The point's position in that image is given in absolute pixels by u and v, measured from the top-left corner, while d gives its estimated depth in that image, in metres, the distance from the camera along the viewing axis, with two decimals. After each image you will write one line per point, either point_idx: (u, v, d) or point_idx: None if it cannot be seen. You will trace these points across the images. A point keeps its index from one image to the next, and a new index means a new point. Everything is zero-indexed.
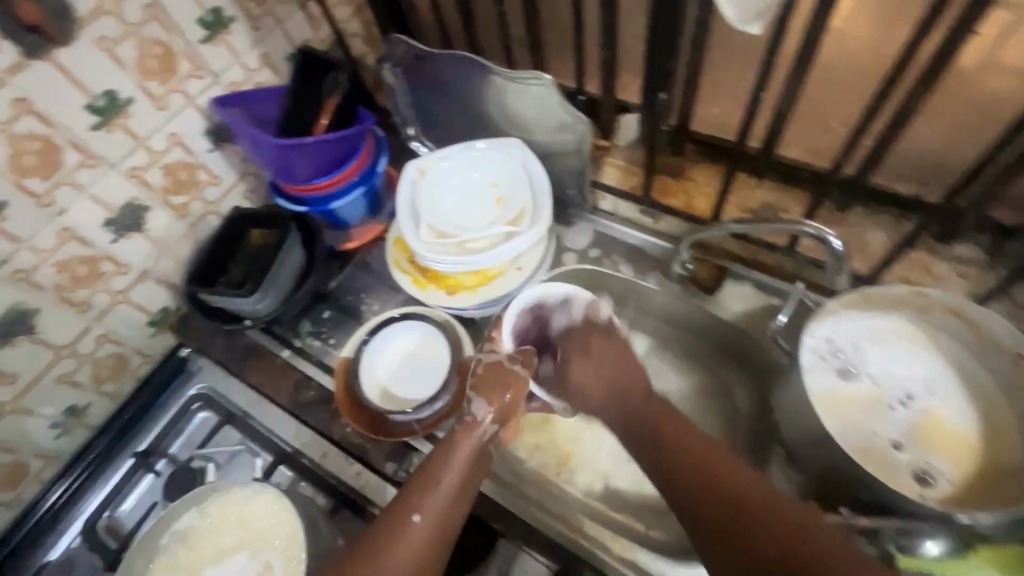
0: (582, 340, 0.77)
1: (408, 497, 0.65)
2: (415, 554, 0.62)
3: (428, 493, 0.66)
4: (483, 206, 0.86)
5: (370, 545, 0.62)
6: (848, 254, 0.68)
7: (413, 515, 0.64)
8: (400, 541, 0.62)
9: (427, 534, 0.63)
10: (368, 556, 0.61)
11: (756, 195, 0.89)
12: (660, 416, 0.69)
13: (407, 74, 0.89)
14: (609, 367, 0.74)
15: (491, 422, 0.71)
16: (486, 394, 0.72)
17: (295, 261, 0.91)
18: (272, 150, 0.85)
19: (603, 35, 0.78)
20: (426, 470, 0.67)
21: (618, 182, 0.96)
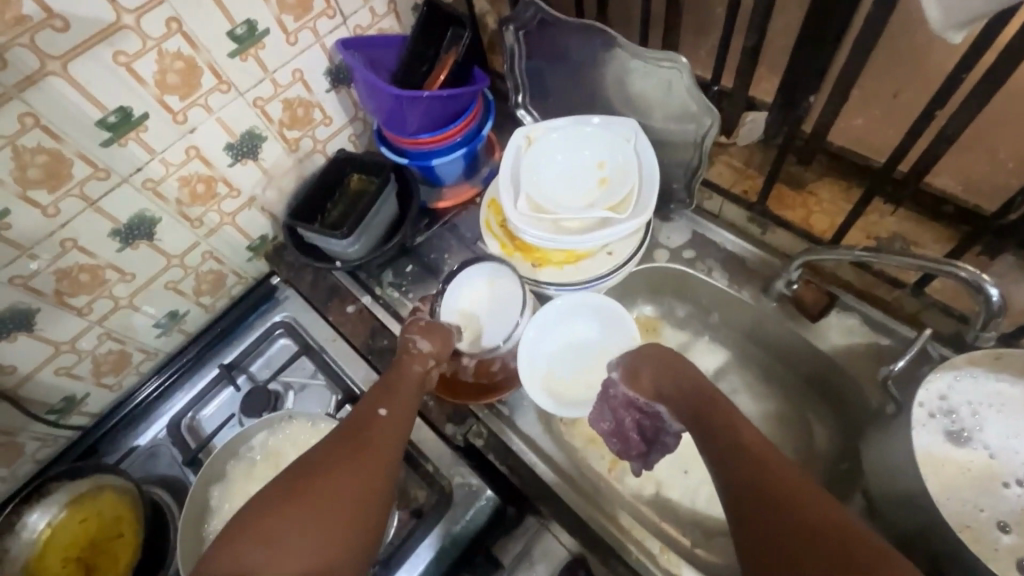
0: (635, 356, 0.76)
1: (376, 398, 0.71)
2: (383, 440, 0.67)
3: (396, 393, 0.72)
4: (585, 186, 0.84)
5: (346, 432, 0.67)
6: (1004, 307, 0.59)
7: (380, 409, 0.69)
8: (371, 431, 0.67)
9: (392, 426, 0.68)
10: (343, 439, 0.67)
11: (881, 225, 0.78)
12: (713, 412, 0.66)
13: (529, 39, 0.87)
14: (662, 379, 0.73)
15: (430, 358, 0.76)
16: (429, 337, 0.78)
17: (389, 211, 0.94)
18: (386, 98, 0.84)
19: (753, 21, 0.71)
20: (391, 375, 0.74)
21: (729, 182, 0.89)
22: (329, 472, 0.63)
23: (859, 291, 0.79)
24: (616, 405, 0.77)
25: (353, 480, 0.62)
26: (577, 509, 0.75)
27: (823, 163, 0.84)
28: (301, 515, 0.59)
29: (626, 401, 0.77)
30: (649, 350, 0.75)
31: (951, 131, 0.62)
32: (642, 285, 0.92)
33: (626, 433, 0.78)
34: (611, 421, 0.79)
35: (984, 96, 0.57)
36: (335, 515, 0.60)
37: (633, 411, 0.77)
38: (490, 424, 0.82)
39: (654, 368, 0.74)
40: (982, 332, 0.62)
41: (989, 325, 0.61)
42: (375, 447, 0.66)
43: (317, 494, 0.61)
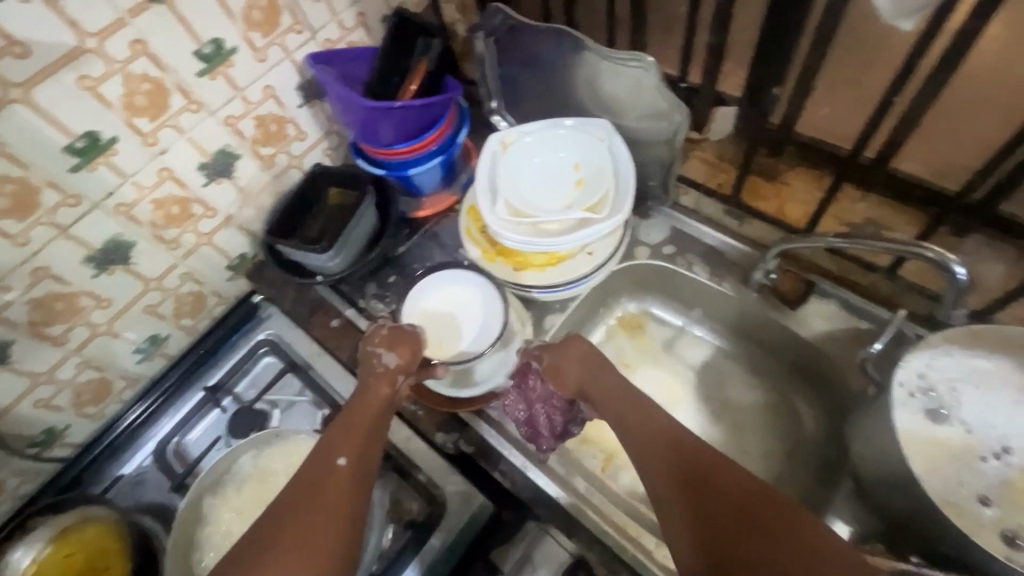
0: (555, 352, 0.74)
1: (333, 444, 0.66)
2: (344, 495, 0.62)
3: (353, 436, 0.67)
4: (561, 188, 0.84)
5: (304, 487, 0.62)
6: (970, 285, 0.60)
7: (339, 458, 0.65)
8: (328, 485, 0.62)
9: (353, 478, 0.64)
10: (301, 497, 0.62)
11: (855, 209, 0.79)
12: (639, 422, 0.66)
13: (500, 45, 0.87)
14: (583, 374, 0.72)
15: (398, 372, 0.74)
16: (398, 348, 0.75)
17: (369, 223, 0.94)
18: (359, 111, 0.85)
19: (718, 18, 0.72)
20: (347, 417, 0.69)
21: (704, 177, 0.90)
22: (288, 543, 0.58)
23: (838, 278, 0.80)
24: (534, 397, 0.79)
25: (315, 547, 0.58)
26: (572, 512, 0.75)
27: (794, 153, 0.85)
28: None
29: (542, 394, 0.79)
30: (568, 343, 0.74)
31: (913, 116, 0.63)
32: (624, 284, 0.93)
33: (539, 425, 0.79)
34: (526, 411, 0.79)
35: (940, 81, 0.59)
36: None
37: (549, 403, 0.79)
38: (480, 430, 0.80)
39: (573, 362, 0.73)
40: (953, 310, 0.64)
41: (958, 302, 0.63)
42: (336, 502, 0.61)
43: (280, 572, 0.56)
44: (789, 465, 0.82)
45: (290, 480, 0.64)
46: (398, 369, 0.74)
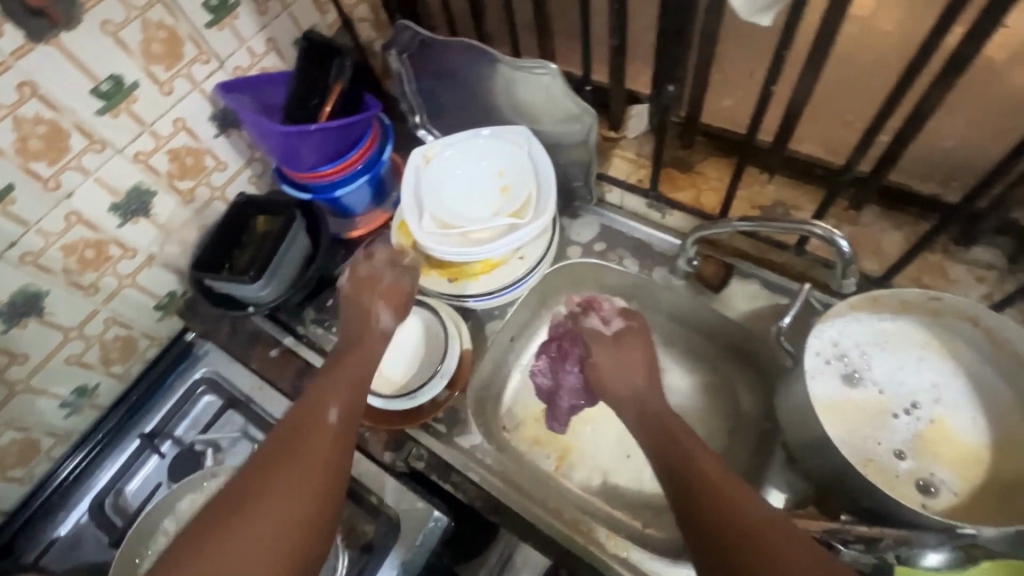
0: (609, 353, 0.77)
1: (324, 396, 0.69)
2: (332, 446, 0.65)
3: (345, 391, 0.70)
4: (488, 196, 0.85)
5: (295, 432, 0.65)
6: (855, 257, 0.66)
7: (331, 412, 0.67)
8: (316, 435, 0.65)
9: (341, 431, 0.67)
10: (292, 440, 0.64)
11: (765, 191, 0.84)
12: (677, 452, 0.63)
13: (413, 60, 0.89)
14: (621, 376, 0.74)
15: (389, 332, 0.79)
16: (392, 307, 0.80)
17: (300, 248, 0.92)
18: (276, 136, 0.84)
19: (614, 20, 0.75)
20: (339, 370, 0.73)
21: (625, 175, 0.92)
22: (272, 483, 0.60)
23: (756, 259, 0.84)
24: (563, 380, 0.87)
25: (299, 489, 0.60)
26: (525, 514, 0.76)
27: (706, 143, 0.89)
28: (250, 529, 0.57)
29: (570, 380, 0.86)
30: (623, 339, 0.78)
31: (798, 100, 0.67)
32: (560, 284, 0.94)
33: (557, 400, 0.88)
34: (550, 382, 0.89)
35: (814, 66, 0.63)
36: (278, 536, 0.57)
37: (574, 390, 0.87)
38: (429, 445, 0.80)
39: (612, 363, 0.76)
40: (844, 279, 0.68)
41: (847, 271, 0.67)
42: (323, 452, 0.64)
43: (261, 514, 0.58)
44: (730, 444, 0.85)
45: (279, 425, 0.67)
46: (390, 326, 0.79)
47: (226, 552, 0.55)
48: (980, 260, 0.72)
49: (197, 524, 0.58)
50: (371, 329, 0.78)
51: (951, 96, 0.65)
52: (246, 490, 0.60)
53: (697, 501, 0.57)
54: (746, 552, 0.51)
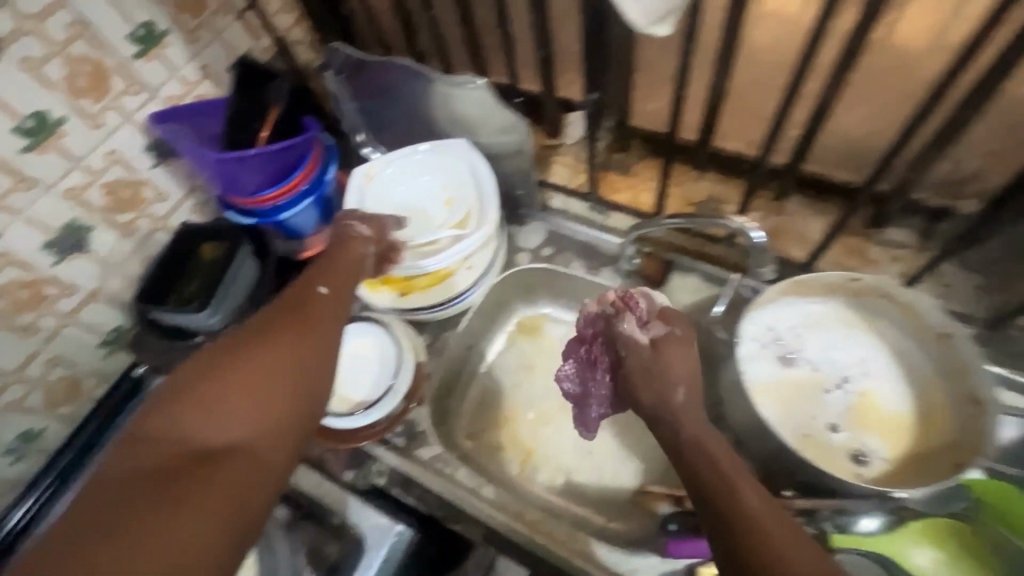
0: (643, 361, 0.63)
1: (311, 278, 0.68)
2: (327, 312, 0.64)
3: (332, 274, 0.70)
4: (431, 208, 0.87)
5: (285, 305, 0.64)
6: (766, 245, 0.71)
7: (320, 287, 0.67)
8: (311, 303, 0.64)
9: (334, 300, 0.66)
10: (283, 311, 0.63)
11: (698, 187, 0.87)
12: (721, 495, 0.49)
13: (349, 81, 0.90)
14: (659, 393, 0.60)
15: (370, 241, 0.78)
16: (366, 221, 0.79)
17: (249, 275, 0.92)
18: (214, 164, 0.85)
19: (538, 33, 0.78)
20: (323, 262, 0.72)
21: (566, 180, 0.96)
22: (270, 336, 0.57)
23: (695, 253, 0.87)
24: (591, 385, 0.73)
25: (301, 340, 0.58)
26: (486, 519, 0.77)
27: (641, 145, 0.93)
28: (251, 366, 0.53)
29: (602, 388, 0.72)
30: (666, 353, 0.63)
31: (713, 100, 0.71)
32: (512, 292, 0.94)
33: (586, 407, 0.75)
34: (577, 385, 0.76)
35: (723, 69, 0.67)
36: (284, 376, 0.54)
37: (604, 399, 0.72)
38: (389, 461, 0.81)
39: (641, 382, 0.62)
40: (760, 267, 0.75)
41: (762, 260, 0.73)
42: (320, 317, 0.63)
43: (260, 360, 0.54)
44: None
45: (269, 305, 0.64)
46: (372, 238, 0.78)
47: (230, 385, 0.51)
48: (894, 240, 0.77)
49: (189, 371, 0.53)
50: (351, 236, 0.76)
51: (844, 94, 0.68)
52: (241, 340, 0.57)
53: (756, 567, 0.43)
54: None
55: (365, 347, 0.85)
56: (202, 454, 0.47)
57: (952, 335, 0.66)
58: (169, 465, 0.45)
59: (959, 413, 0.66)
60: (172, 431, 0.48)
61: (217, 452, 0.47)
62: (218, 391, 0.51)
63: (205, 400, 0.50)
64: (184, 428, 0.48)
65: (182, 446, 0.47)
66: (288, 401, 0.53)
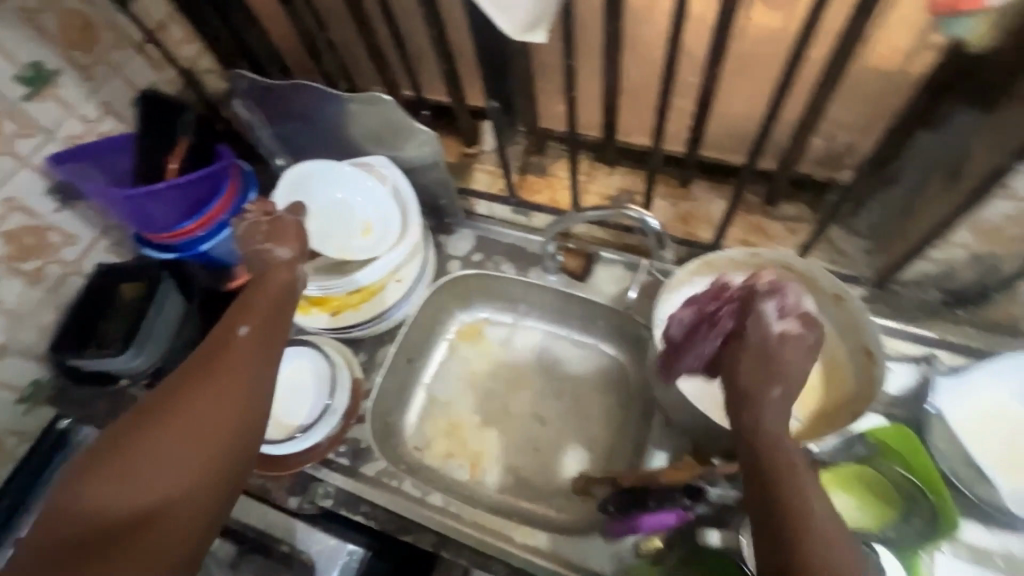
0: (775, 347, 0.52)
1: (231, 318, 0.62)
2: (247, 359, 0.59)
3: (255, 309, 0.63)
4: (349, 226, 0.87)
5: (203, 353, 0.59)
6: (664, 230, 0.75)
7: (239, 328, 0.61)
8: (228, 350, 0.59)
9: (255, 342, 0.60)
10: (200, 361, 0.58)
11: (611, 181, 0.92)
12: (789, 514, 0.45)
13: (259, 106, 0.91)
14: (763, 383, 0.51)
15: (297, 261, 0.70)
16: (282, 240, 0.70)
17: (174, 310, 0.90)
18: (121, 200, 0.82)
19: (438, 47, 0.81)
20: (244, 295, 0.65)
21: (488, 186, 0.98)
22: (179, 405, 0.54)
23: (616, 245, 0.91)
24: (696, 340, 0.63)
25: (216, 398, 0.55)
26: (436, 525, 0.77)
27: (555, 147, 0.97)
28: (161, 437, 0.52)
29: (705, 347, 0.62)
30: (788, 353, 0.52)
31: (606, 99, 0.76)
32: (450, 302, 0.96)
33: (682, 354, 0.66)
34: (684, 326, 0.67)
35: (610, 69, 0.72)
36: (196, 446, 0.52)
37: (699, 357, 0.63)
38: (333, 480, 0.80)
39: (750, 365, 0.52)
40: (661, 250, 0.79)
41: (663, 241, 0.77)
42: (239, 369, 0.58)
43: (170, 429, 0.52)
44: (620, 414, 0.88)
45: (189, 353, 0.60)
46: (296, 258, 0.70)
47: (138, 461, 0.50)
48: (789, 214, 0.84)
49: (101, 445, 0.52)
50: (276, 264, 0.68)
51: (721, 84, 0.75)
52: (155, 404, 0.54)
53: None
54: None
55: (298, 370, 0.85)
56: (113, 537, 0.47)
57: (843, 296, 0.71)
58: (81, 552, 0.46)
59: (858, 364, 0.72)
60: (84, 513, 0.48)
61: (118, 554, 0.47)
62: (124, 469, 0.50)
63: (114, 479, 0.49)
64: (88, 523, 0.48)
65: (93, 528, 0.48)
66: (198, 475, 0.52)
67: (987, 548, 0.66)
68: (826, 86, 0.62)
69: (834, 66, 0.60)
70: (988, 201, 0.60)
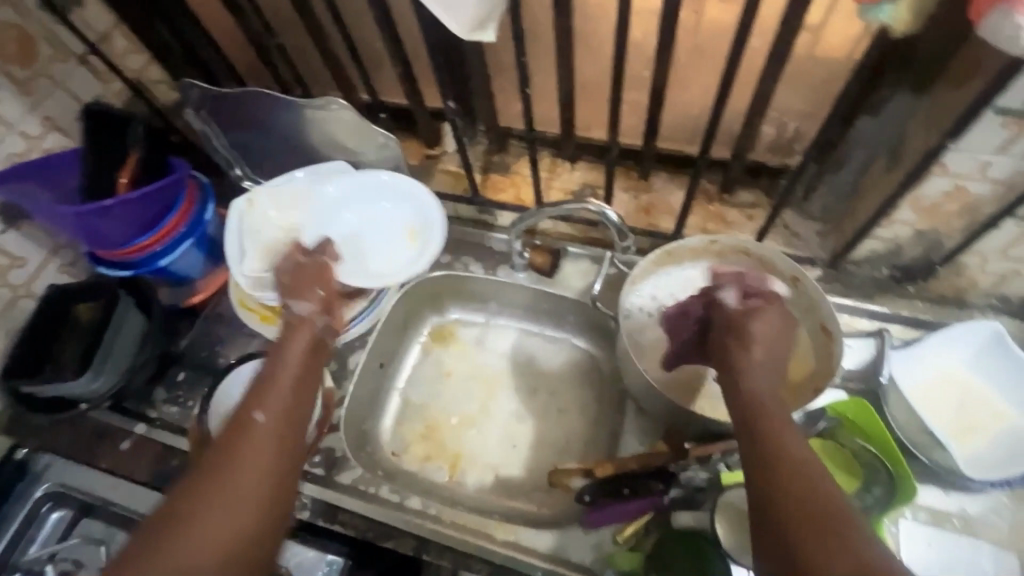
0: (742, 319, 0.63)
1: (247, 404, 0.60)
2: (270, 447, 0.56)
3: (272, 393, 0.62)
4: (393, 251, 0.85)
5: (221, 446, 0.56)
6: (625, 222, 0.76)
7: (257, 413, 0.59)
8: (248, 439, 0.56)
9: (275, 427, 0.58)
10: (218, 455, 0.55)
11: (574, 177, 0.93)
12: (765, 426, 0.53)
13: (212, 116, 0.88)
14: (742, 348, 0.60)
15: (316, 315, 0.73)
16: (297, 294, 0.75)
17: (134, 329, 0.86)
18: (71, 219, 0.78)
19: (391, 48, 0.81)
20: (259, 380, 0.63)
21: (452, 187, 0.98)
22: (199, 500, 0.51)
23: (581, 239, 0.93)
24: (682, 326, 0.73)
25: (243, 495, 0.52)
26: (415, 529, 0.77)
27: (517, 145, 0.98)
28: (187, 545, 0.48)
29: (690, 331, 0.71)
30: (754, 317, 0.62)
31: (561, 95, 0.77)
32: (422, 305, 0.96)
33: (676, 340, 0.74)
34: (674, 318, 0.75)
35: (563, 66, 0.73)
36: (225, 549, 0.49)
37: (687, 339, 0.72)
38: (307, 492, 0.79)
39: (723, 338, 0.63)
40: (625, 244, 0.79)
41: (624, 232, 0.77)
42: (262, 459, 0.55)
43: (196, 535, 0.49)
44: (595, 406, 0.88)
45: (205, 448, 0.57)
46: (315, 312, 0.73)
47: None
48: (746, 201, 0.86)
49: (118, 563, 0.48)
50: (291, 340, 0.69)
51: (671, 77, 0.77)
52: (175, 509, 0.51)
53: (783, 479, 0.48)
54: (829, 543, 0.43)
55: None
56: None
57: (800, 278, 0.73)
58: None
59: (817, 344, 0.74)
60: None
61: None
62: None
63: None
64: None
65: None
66: None
67: (946, 510, 0.71)
68: (769, 75, 0.64)
69: (774, 56, 0.62)
70: (926, 179, 0.63)
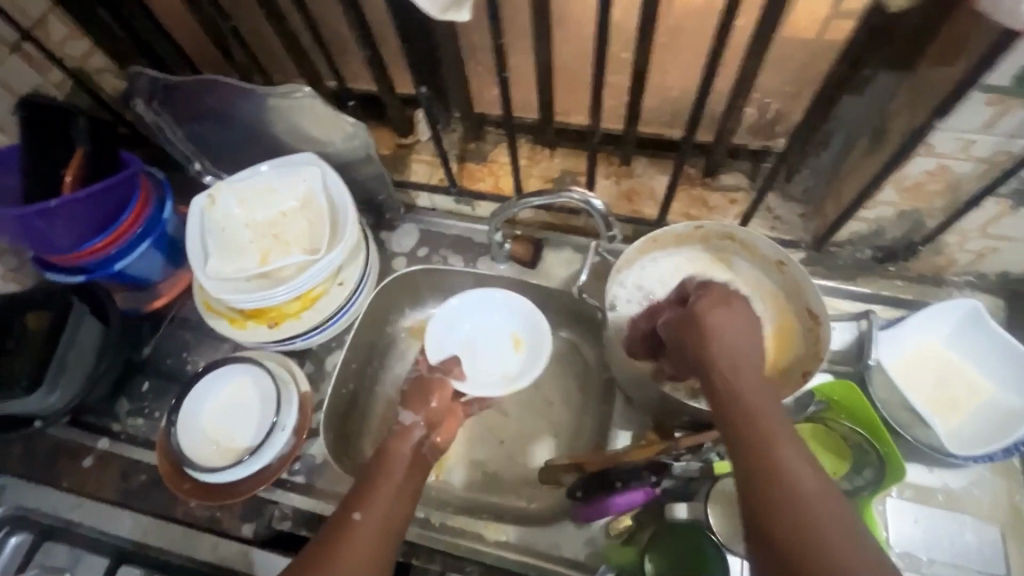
0: (700, 311, 0.63)
1: (349, 503, 0.63)
2: (366, 550, 0.58)
3: (372, 492, 0.64)
4: (504, 358, 0.82)
5: (322, 544, 0.59)
6: (610, 211, 0.74)
7: (356, 513, 0.61)
8: (346, 540, 0.59)
9: (372, 531, 0.60)
10: (318, 553, 0.58)
11: (553, 164, 0.89)
12: (744, 416, 0.54)
13: (164, 106, 0.82)
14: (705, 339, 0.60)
15: (419, 427, 0.72)
16: (412, 405, 0.74)
17: (92, 337, 0.80)
18: (12, 222, 0.72)
19: (357, 30, 0.76)
20: (364, 480, 0.65)
21: (427, 177, 0.93)
22: None
23: (562, 228, 0.91)
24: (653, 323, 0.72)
25: None
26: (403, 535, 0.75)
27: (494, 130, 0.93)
28: None
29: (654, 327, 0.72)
30: (708, 312, 0.62)
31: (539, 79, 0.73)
32: (399, 297, 0.90)
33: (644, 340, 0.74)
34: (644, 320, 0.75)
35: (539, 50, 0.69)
36: None
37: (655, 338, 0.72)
38: (286, 500, 0.76)
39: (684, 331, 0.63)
40: (612, 234, 0.76)
41: (609, 222, 0.75)
42: (354, 563, 0.57)
43: None
44: (581, 398, 0.86)
45: (308, 543, 0.60)
46: (416, 424, 0.72)
47: None
48: (729, 184, 0.84)
49: None
50: (399, 442, 0.69)
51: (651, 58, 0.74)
52: None
53: (773, 503, 0.48)
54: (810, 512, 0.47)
55: (240, 391, 0.79)
56: None
57: (785, 262, 0.73)
58: None
59: (803, 326, 0.74)
60: None
61: None
62: None
63: None
64: None
65: None
66: None
67: (930, 485, 0.72)
68: (750, 58, 0.63)
69: (754, 39, 0.61)
70: (911, 160, 0.62)
